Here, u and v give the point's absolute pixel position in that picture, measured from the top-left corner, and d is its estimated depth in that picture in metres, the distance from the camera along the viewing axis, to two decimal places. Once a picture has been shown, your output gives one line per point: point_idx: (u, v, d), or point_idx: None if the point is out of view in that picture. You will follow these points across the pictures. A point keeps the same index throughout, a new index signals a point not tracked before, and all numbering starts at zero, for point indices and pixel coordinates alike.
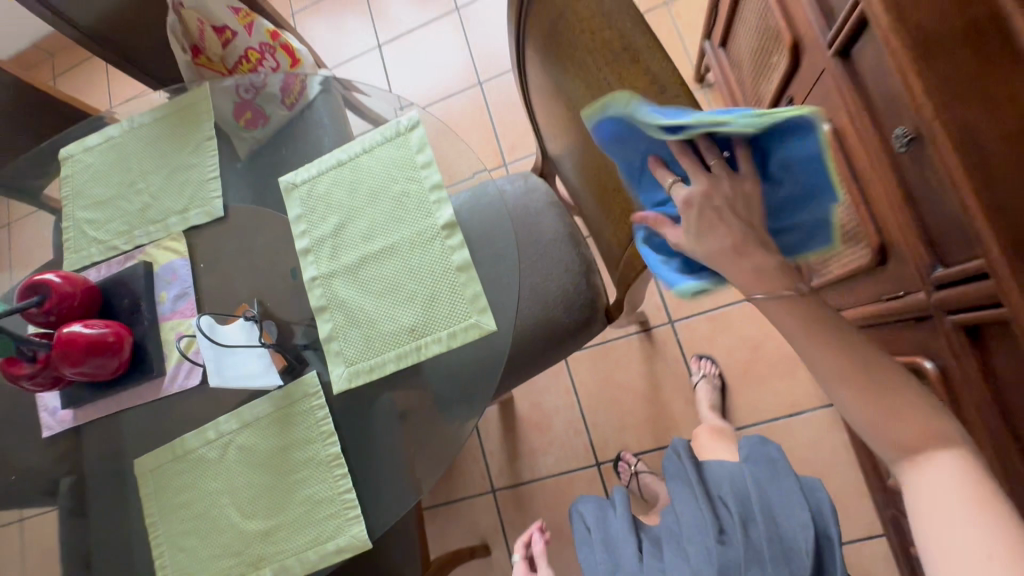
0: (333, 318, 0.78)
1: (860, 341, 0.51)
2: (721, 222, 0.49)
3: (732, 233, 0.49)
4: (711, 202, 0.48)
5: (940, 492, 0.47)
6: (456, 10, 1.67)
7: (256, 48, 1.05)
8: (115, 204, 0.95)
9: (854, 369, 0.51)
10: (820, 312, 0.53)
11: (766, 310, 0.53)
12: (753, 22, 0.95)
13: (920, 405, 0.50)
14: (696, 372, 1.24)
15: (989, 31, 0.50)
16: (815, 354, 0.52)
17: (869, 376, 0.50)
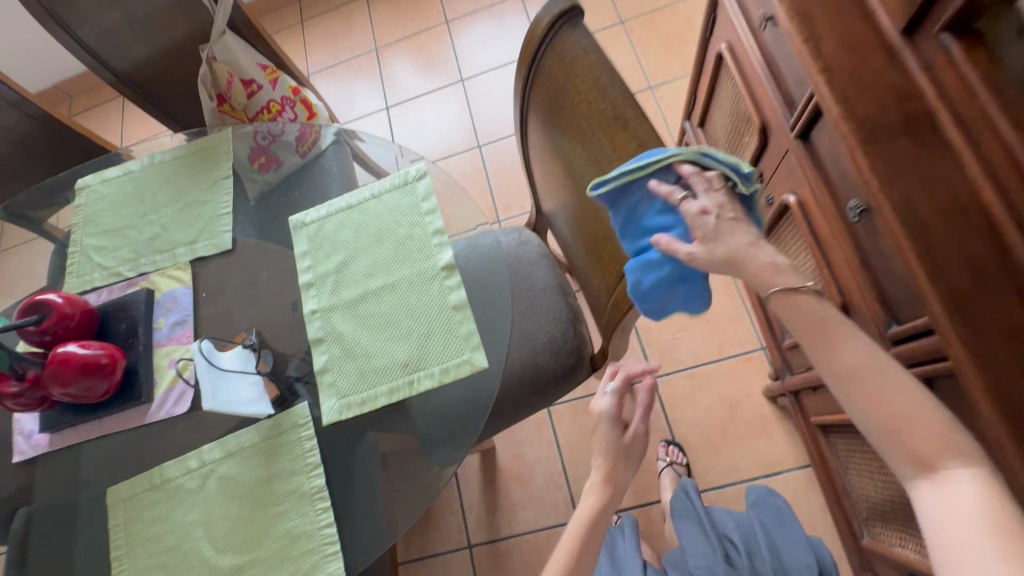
0: (329, 350, 0.80)
1: (865, 346, 0.55)
2: (738, 225, 0.56)
3: (746, 232, 0.56)
4: (724, 215, 0.55)
5: (955, 504, 0.48)
6: (461, 81, 1.82)
7: (278, 100, 1.14)
8: (125, 233, 0.98)
9: (862, 370, 0.54)
10: (825, 313, 0.57)
11: (777, 304, 0.57)
12: (727, 107, 1.07)
13: (931, 415, 0.52)
14: (662, 458, 1.23)
15: (922, 122, 0.59)
16: (827, 353, 0.56)
17: (878, 378, 0.54)
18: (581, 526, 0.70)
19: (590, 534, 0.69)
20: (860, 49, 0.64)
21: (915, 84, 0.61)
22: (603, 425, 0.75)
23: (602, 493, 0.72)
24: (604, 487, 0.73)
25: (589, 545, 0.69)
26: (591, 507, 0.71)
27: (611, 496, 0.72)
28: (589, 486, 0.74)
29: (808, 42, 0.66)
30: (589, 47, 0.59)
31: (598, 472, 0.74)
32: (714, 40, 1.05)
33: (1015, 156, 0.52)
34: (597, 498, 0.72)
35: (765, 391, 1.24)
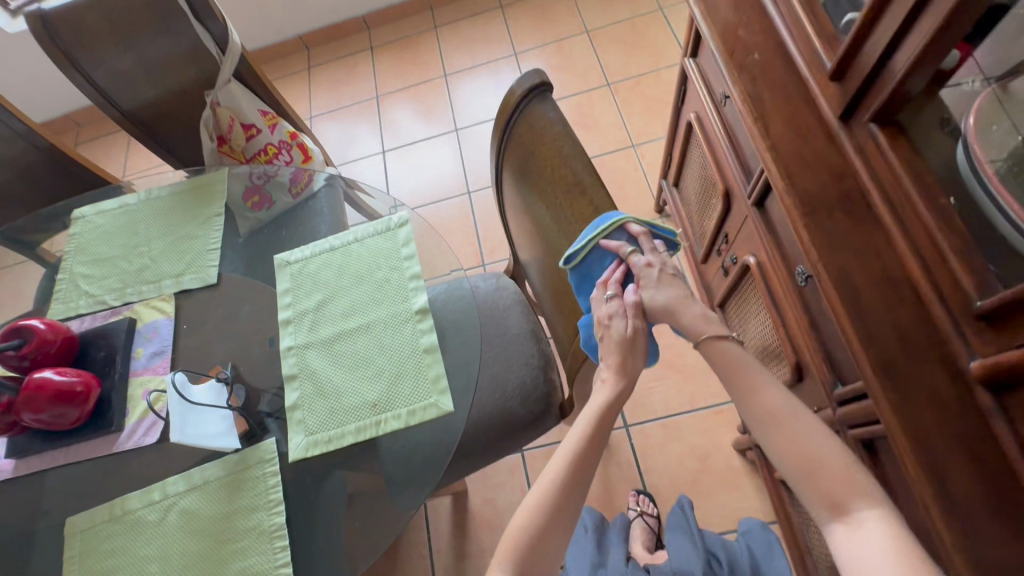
0: (300, 387, 0.82)
1: (781, 392, 0.60)
2: (674, 280, 0.65)
3: (679, 287, 0.65)
4: (664, 271, 0.65)
5: (868, 546, 0.50)
6: (455, 130, 1.92)
7: (275, 143, 1.20)
8: (114, 263, 1.02)
9: (780, 415, 0.59)
10: (747, 361, 0.63)
11: (707, 350, 0.64)
12: (696, 170, 1.14)
13: (842, 459, 0.55)
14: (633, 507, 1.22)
15: (856, 200, 0.65)
16: (750, 399, 0.61)
17: (794, 422, 0.58)
18: (583, 434, 0.64)
19: (597, 428, 0.64)
20: (803, 132, 0.71)
21: (850, 165, 0.67)
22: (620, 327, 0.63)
23: (615, 391, 0.65)
24: (624, 372, 0.65)
25: (593, 452, 0.64)
26: (598, 403, 0.65)
27: (626, 384, 0.65)
28: (599, 382, 0.67)
29: (758, 123, 0.73)
30: (555, 119, 0.65)
31: (610, 366, 0.65)
32: (685, 108, 1.14)
33: (933, 236, 0.57)
34: (611, 390, 0.65)
35: (734, 444, 1.26)
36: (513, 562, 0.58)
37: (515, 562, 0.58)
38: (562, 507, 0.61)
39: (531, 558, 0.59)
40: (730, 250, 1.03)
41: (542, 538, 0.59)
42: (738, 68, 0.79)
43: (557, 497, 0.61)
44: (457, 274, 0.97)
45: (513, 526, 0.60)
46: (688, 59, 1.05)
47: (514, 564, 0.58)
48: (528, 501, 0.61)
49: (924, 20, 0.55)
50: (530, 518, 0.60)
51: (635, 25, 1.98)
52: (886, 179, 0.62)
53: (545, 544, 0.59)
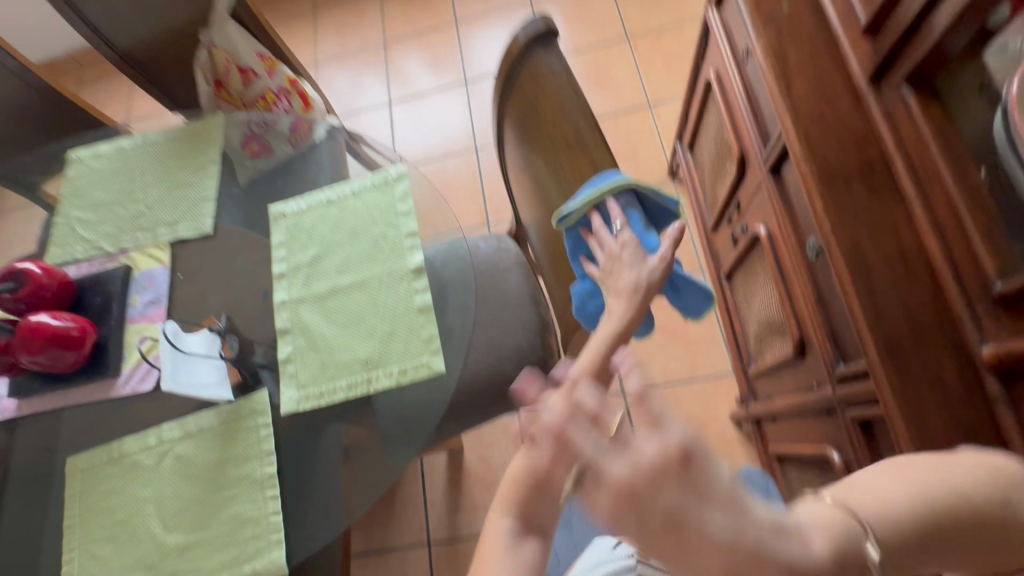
0: (293, 341, 0.82)
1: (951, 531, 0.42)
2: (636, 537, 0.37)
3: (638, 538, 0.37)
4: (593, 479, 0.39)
5: None
6: (465, 82, 1.84)
7: (274, 90, 1.13)
8: (109, 209, 1.00)
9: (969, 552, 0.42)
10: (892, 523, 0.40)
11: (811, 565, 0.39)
12: (712, 134, 1.08)
13: None
14: None
15: (878, 170, 0.61)
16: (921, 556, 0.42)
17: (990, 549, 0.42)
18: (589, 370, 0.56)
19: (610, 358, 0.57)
20: (827, 95, 0.66)
21: (875, 132, 0.62)
22: (620, 275, 0.58)
23: (623, 320, 0.57)
24: (636, 293, 0.57)
25: (598, 387, 0.57)
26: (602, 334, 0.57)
27: (639, 304, 0.58)
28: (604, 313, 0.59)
29: (780, 82, 0.68)
30: (559, 70, 0.60)
31: (614, 289, 0.59)
32: (705, 66, 1.07)
33: (957, 212, 0.53)
34: (620, 317, 0.57)
35: (732, 416, 1.26)
36: (518, 502, 0.57)
37: (520, 501, 0.57)
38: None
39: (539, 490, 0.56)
40: (741, 219, 0.99)
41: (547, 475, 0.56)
42: (764, 18, 0.72)
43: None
44: (456, 235, 0.94)
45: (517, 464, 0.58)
46: (712, 12, 0.98)
47: (519, 501, 0.57)
48: (531, 440, 0.58)
49: None
50: (534, 456, 0.57)
51: None
52: (913, 148, 0.58)
53: (551, 482, 0.57)
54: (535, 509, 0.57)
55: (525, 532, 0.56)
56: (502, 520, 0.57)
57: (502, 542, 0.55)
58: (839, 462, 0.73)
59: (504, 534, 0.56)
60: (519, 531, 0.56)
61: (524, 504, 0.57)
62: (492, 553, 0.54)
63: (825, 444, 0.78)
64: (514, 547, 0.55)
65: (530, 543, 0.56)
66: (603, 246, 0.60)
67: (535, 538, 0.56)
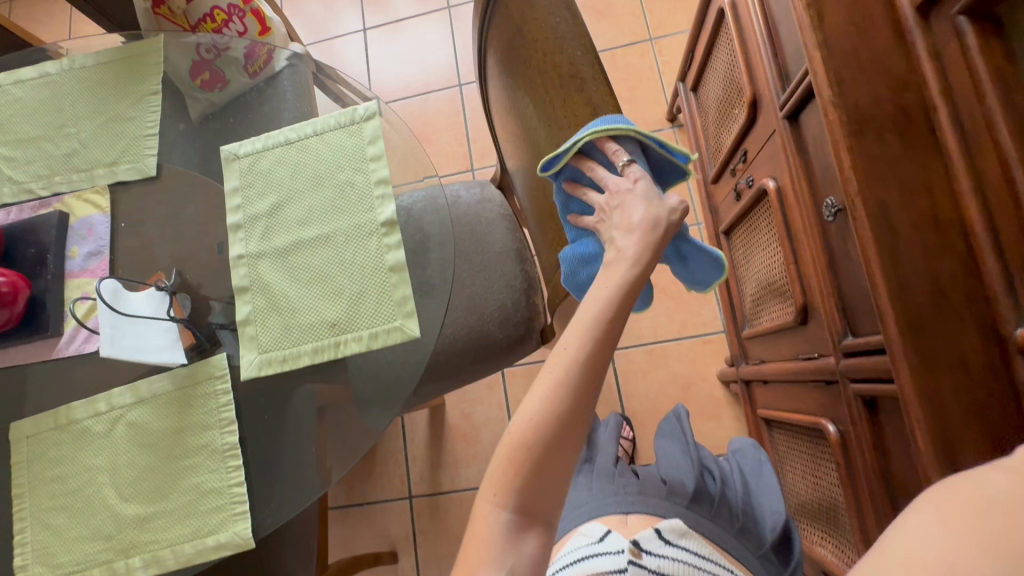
0: (253, 300, 0.74)
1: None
2: None
3: None
4: None
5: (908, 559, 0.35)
6: (448, 7, 1.65)
7: (224, 8, 1.00)
8: (38, 146, 0.87)
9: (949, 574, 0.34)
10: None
11: None
12: (722, 73, 0.97)
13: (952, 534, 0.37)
14: None
15: (918, 120, 0.53)
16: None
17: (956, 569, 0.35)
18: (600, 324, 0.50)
19: (620, 313, 0.51)
20: (866, 25, 0.56)
21: (918, 73, 0.53)
22: (632, 211, 0.52)
23: (638, 264, 0.51)
24: (651, 231, 0.51)
25: (608, 345, 0.50)
26: (617, 281, 0.51)
27: (654, 245, 0.51)
28: (612, 255, 0.52)
29: (810, 10, 0.58)
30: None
31: (624, 227, 0.52)
32: None
33: (1011, 172, 0.46)
34: (635, 259, 0.51)
35: (719, 375, 1.24)
36: (517, 489, 0.48)
37: (518, 487, 0.48)
38: (576, 415, 0.49)
39: (541, 475, 0.49)
40: (747, 170, 0.91)
41: (548, 454, 0.48)
42: None
43: (570, 403, 0.49)
44: (433, 181, 0.86)
45: (513, 439, 0.49)
46: None
47: (515, 489, 0.48)
48: (530, 411, 0.49)
49: None
50: (535, 429, 0.48)
51: None
52: (964, 95, 0.49)
53: (553, 460, 0.49)
54: (535, 497, 0.49)
55: (525, 526, 0.48)
56: (497, 512, 0.48)
57: (498, 537, 0.48)
58: (834, 434, 0.70)
59: (500, 528, 0.48)
60: (517, 526, 0.48)
61: (524, 489, 0.49)
62: (486, 549, 0.47)
63: (821, 415, 0.75)
64: (513, 542, 0.48)
65: (529, 539, 0.48)
66: (607, 185, 0.54)
67: (536, 530, 0.49)
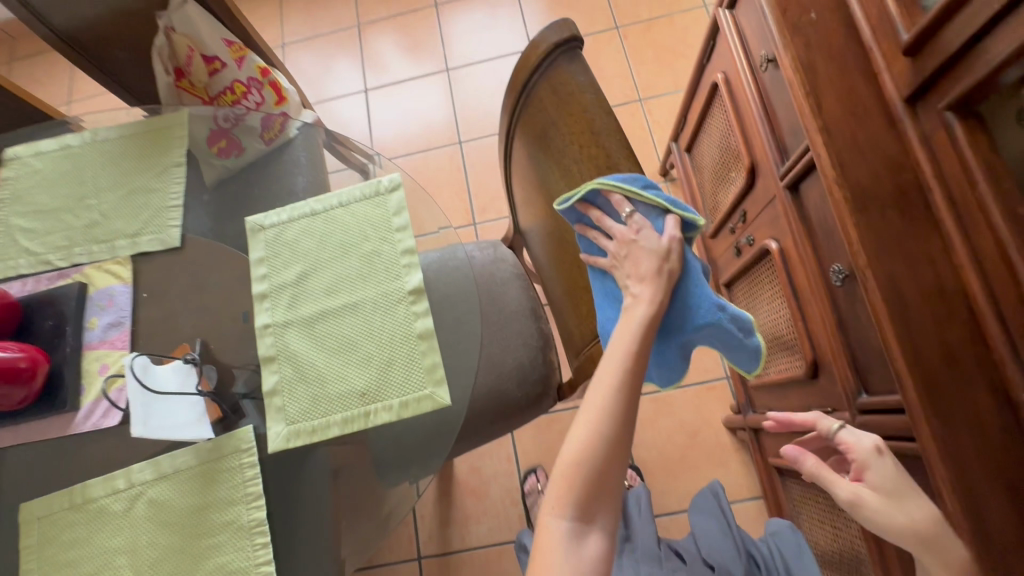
0: (279, 370, 0.74)
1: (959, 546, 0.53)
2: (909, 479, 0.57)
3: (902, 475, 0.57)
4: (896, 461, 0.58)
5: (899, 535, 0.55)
6: (446, 70, 1.74)
7: (244, 81, 1.03)
8: (57, 217, 0.88)
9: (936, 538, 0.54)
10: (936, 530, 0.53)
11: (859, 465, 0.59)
12: (717, 138, 1.04)
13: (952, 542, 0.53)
14: None
15: (916, 199, 0.58)
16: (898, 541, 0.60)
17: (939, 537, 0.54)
18: (634, 354, 0.54)
19: (645, 345, 0.54)
20: (860, 113, 0.62)
21: (911, 156, 0.59)
22: (640, 260, 0.55)
23: (654, 305, 0.55)
24: (659, 277, 0.55)
25: (640, 370, 0.54)
26: (638, 320, 0.54)
27: (665, 288, 0.55)
28: (629, 300, 0.56)
29: (810, 99, 0.64)
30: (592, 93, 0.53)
31: (635, 275, 0.56)
32: (711, 67, 1.01)
33: (1006, 251, 0.51)
34: (649, 304, 0.55)
35: (725, 422, 1.26)
36: (574, 501, 0.53)
37: (574, 501, 0.53)
38: (620, 436, 0.53)
39: (594, 489, 0.53)
40: (747, 229, 0.96)
41: (599, 469, 0.53)
42: (791, 28, 0.67)
43: (613, 426, 0.53)
44: (446, 233, 0.90)
45: (565, 460, 0.53)
46: (723, 10, 0.90)
47: (574, 500, 0.53)
48: (578, 434, 0.53)
49: None
50: (586, 451, 0.52)
51: None
52: (955, 180, 0.55)
53: (603, 474, 0.53)
54: (592, 504, 0.53)
55: (584, 531, 0.53)
56: (559, 522, 0.53)
57: (563, 544, 0.52)
58: None
59: (563, 536, 0.52)
60: (577, 532, 0.53)
61: (581, 502, 0.53)
62: (552, 557, 0.51)
63: None
64: (576, 547, 0.52)
65: (590, 542, 0.52)
66: (614, 233, 0.57)
67: (596, 534, 0.53)
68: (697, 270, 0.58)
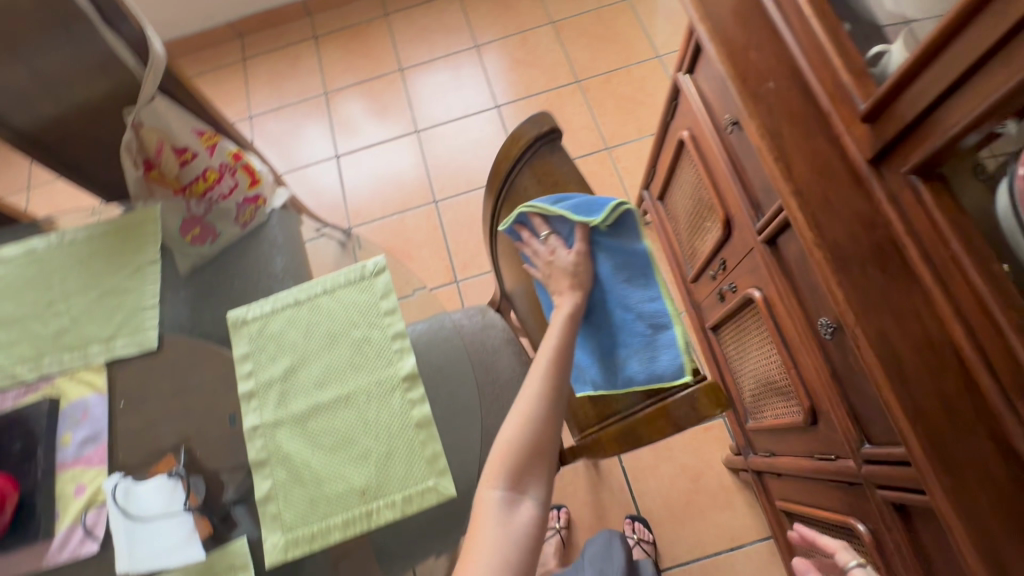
0: (272, 474, 0.71)
1: None
2: None
3: None
4: None
5: None
6: (416, 131, 1.77)
7: (216, 167, 1.02)
8: (23, 326, 0.83)
9: None
10: None
11: None
12: (688, 190, 1.08)
13: None
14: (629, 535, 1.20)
15: (892, 255, 0.61)
16: None
17: None
18: (556, 350, 0.66)
19: (567, 339, 0.68)
20: (827, 174, 0.65)
21: (882, 214, 0.62)
22: (560, 278, 0.71)
23: (574, 309, 0.69)
24: (576, 287, 0.70)
25: (567, 360, 0.67)
26: (563, 316, 0.69)
27: (582, 296, 0.70)
28: (558, 305, 0.71)
29: (778, 163, 0.67)
30: None
31: (558, 289, 0.71)
32: (674, 125, 1.06)
33: (985, 302, 0.52)
34: (568, 309, 0.69)
35: (726, 463, 1.25)
36: (507, 470, 0.59)
37: (508, 471, 0.59)
38: (548, 415, 0.62)
39: (526, 459, 0.60)
40: (727, 276, 0.99)
41: (531, 440, 0.61)
42: (752, 97, 0.71)
43: (544, 400, 0.63)
44: (420, 291, 0.91)
45: (502, 433, 0.62)
46: (683, 75, 0.95)
47: (506, 471, 0.59)
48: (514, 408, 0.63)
49: (995, 80, 0.48)
50: (518, 425, 0.61)
51: (601, 16, 1.85)
52: (927, 235, 0.57)
53: (534, 445, 0.61)
54: (522, 473, 0.59)
55: (516, 499, 0.58)
56: (492, 491, 0.58)
57: (495, 510, 0.57)
58: (866, 533, 0.72)
59: (495, 504, 0.57)
60: (509, 500, 0.58)
61: (512, 472, 0.59)
62: (484, 523, 0.56)
63: (845, 513, 0.78)
64: (508, 515, 0.57)
65: (520, 509, 0.58)
66: (540, 251, 0.72)
67: (526, 504, 0.58)
68: (607, 276, 0.70)
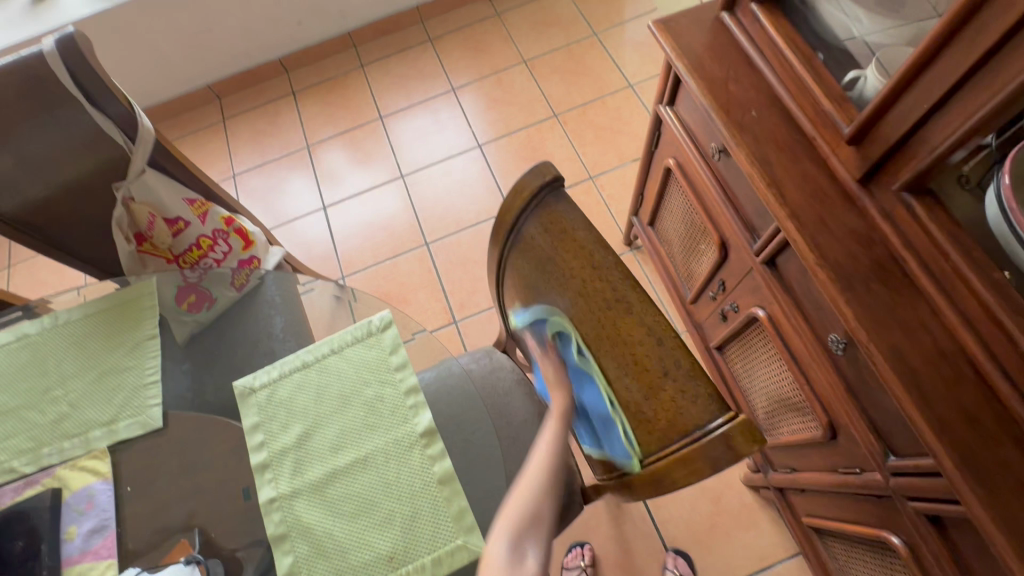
0: (294, 549, 0.68)
1: None
2: None
3: None
4: None
5: None
6: (402, 176, 1.79)
7: (209, 235, 1.04)
8: (18, 416, 0.80)
9: None
10: None
11: None
12: (679, 215, 1.10)
13: None
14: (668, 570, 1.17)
15: (892, 268, 0.62)
16: None
17: None
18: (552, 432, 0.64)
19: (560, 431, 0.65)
20: (820, 196, 0.68)
21: (877, 230, 0.64)
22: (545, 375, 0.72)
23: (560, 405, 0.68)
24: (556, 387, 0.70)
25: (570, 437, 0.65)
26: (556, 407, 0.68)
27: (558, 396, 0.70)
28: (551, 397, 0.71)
29: (772, 189, 0.69)
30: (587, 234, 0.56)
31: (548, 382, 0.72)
32: (659, 153, 1.09)
33: (991, 308, 0.54)
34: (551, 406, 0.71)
35: (745, 482, 1.24)
36: (514, 525, 0.53)
37: (516, 526, 0.53)
38: (554, 481, 0.58)
39: (534, 519, 0.55)
40: (728, 297, 1.00)
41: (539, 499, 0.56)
42: (736, 126, 0.74)
43: (549, 465, 0.60)
44: (420, 336, 0.88)
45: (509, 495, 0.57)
46: (663, 107, 0.98)
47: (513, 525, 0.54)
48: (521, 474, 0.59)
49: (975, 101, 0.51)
50: (524, 485, 0.57)
51: (571, 51, 1.92)
52: (926, 250, 0.59)
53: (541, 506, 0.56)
54: (529, 529, 0.54)
55: (522, 557, 0.51)
56: (499, 545, 0.52)
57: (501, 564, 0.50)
58: (902, 546, 0.71)
59: (501, 558, 0.51)
60: (515, 560, 0.51)
61: (520, 527, 0.53)
62: None
63: (877, 526, 0.77)
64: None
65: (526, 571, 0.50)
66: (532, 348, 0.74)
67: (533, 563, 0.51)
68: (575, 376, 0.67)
